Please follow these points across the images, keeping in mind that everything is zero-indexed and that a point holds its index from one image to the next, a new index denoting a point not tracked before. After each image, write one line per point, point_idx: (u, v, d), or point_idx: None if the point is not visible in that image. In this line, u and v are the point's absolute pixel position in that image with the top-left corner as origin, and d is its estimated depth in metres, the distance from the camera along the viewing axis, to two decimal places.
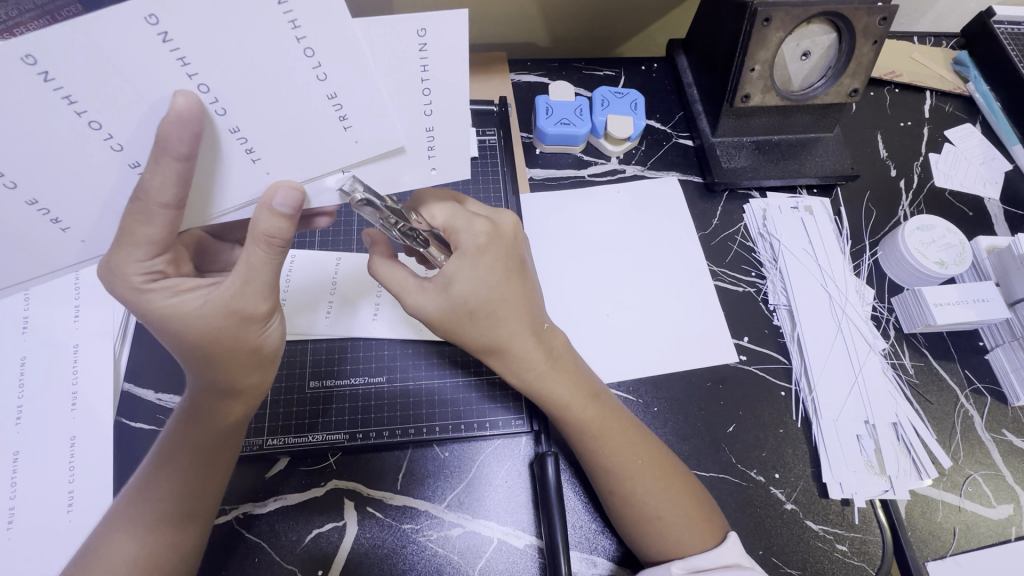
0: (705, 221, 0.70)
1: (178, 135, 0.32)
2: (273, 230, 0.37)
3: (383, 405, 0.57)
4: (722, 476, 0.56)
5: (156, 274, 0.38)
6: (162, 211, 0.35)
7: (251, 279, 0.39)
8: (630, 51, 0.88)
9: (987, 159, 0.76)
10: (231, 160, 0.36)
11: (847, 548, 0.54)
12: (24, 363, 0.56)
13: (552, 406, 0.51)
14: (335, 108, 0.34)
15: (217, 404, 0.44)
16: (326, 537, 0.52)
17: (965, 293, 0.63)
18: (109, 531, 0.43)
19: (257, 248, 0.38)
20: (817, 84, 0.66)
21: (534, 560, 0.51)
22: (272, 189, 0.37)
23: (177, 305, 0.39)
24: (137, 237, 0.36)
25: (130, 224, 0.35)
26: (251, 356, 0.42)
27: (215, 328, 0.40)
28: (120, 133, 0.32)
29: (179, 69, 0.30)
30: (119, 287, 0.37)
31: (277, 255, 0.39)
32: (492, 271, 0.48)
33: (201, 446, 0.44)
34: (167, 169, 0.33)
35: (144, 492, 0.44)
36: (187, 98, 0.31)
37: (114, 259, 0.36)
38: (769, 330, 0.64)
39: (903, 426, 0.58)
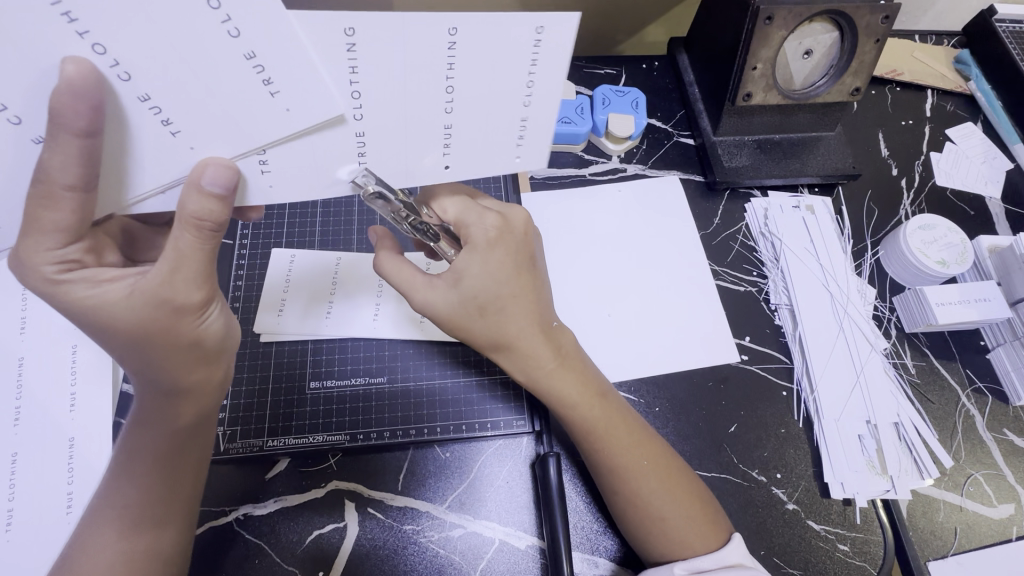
0: (706, 221, 0.70)
1: (74, 108, 0.31)
2: (203, 213, 0.36)
3: (382, 404, 0.56)
4: (723, 476, 0.56)
5: (70, 262, 0.37)
6: (67, 193, 0.33)
7: (179, 265, 0.37)
8: (630, 50, 0.88)
9: (987, 158, 0.76)
10: (148, 135, 0.34)
11: (848, 548, 0.54)
12: (22, 364, 0.55)
13: (559, 406, 0.50)
14: (257, 70, 0.33)
15: (164, 405, 0.42)
16: (327, 538, 0.51)
17: (966, 293, 0.63)
18: (86, 535, 0.43)
19: (184, 232, 0.36)
20: (818, 82, 0.66)
21: (535, 561, 0.51)
22: (201, 166, 0.36)
23: (96, 295, 0.37)
24: (43, 225, 0.34)
25: (34, 211, 0.34)
26: (192, 350, 0.40)
27: (143, 321, 0.38)
28: (16, 105, 0.31)
29: (67, 27, 0.29)
30: (31, 278, 0.36)
31: (210, 241, 0.38)
32: (503, 266, 0.48)
33: (154, 452, 0.43)
34: (67, 146, 0.32)
35: (116, 496, 0.43)
36: (78, 64, 0.30)
37: (22, 247, 0.35)
38: (771, 329, 0.64)
39: (905, 426, 0.58)
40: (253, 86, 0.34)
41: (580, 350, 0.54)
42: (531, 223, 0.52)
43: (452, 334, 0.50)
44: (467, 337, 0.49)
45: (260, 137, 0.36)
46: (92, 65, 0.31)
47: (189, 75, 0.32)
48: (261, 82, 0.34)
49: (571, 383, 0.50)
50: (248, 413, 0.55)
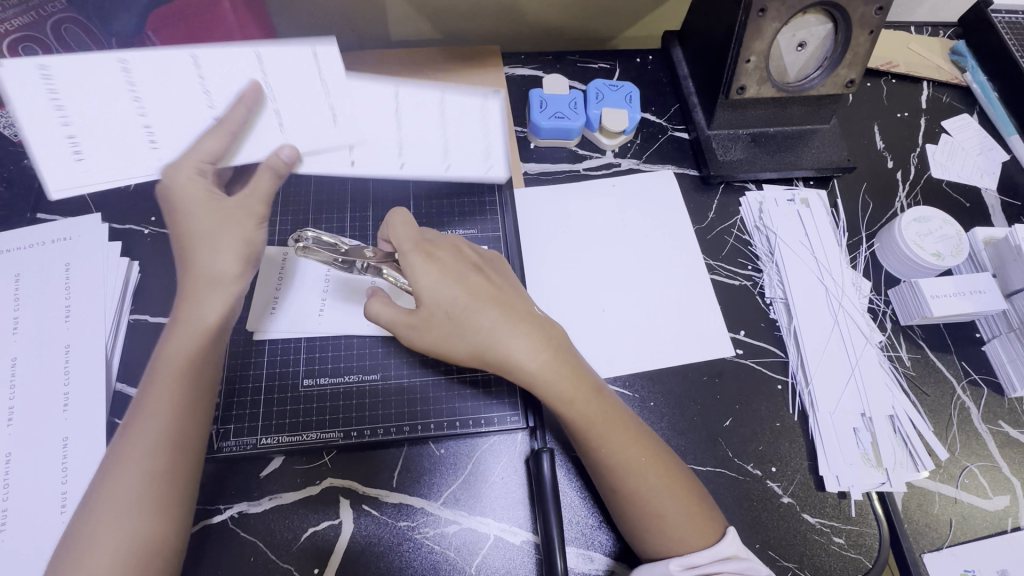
0: (701, 215, 0.70)
1: (235, 111, 0.51)
2: (272, 168, 0.54)
3: (374, 400, 0.56)
4: (718, 470, 0.56)
5: (195, 186, 0.50)
6: (220, 137, 0.51)
7: (258, 186, 0.53)
8: (626, 44, 0.87)
9: (984, 149, 0.76)
10: (264, 127, 0.54)
11: (843, 541, 0.54)
12: (15, 364, 0.55)
13: (555, 406, 0.50)
14: None
15: (194, 309, 0.50)
16: (322, 535, 0.51)
17: (962, 284, 0.62)
18: (110, 475, 0.45)
19: (261, 176, 0.53)
20: (813, 75, 0.66)
21: (531, 557, 0.51)
22: (280, 145, 0.55)
23: (192, 195, 0.50)
24: (199, 160, 0.51)
25: (198, 151, 0.51)
26: (243, 248, 0.51)
27: (222, 225, 0.51)
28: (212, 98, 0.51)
29: (257, 70, 0.51)
30: (168, 174, 0.50)
31: (276, 178, 0.54)
32: (446, 271, 0.52)
33: (177, 358, 0.48)
34: (236, 115, 0.51)
35: (131, 430, 0.46)
36: (254, 86, 0.51)
37: (176, 173, 0.51)
38: (766, 323, 0.64)
39: (899, 418, 0.58)
40: (323, 116, 0.56)
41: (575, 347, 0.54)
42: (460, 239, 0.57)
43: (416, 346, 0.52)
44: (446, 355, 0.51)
45: None
46: (261, 85, 0.51)
47: None
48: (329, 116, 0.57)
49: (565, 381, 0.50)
50: (242, 413, 0.55)
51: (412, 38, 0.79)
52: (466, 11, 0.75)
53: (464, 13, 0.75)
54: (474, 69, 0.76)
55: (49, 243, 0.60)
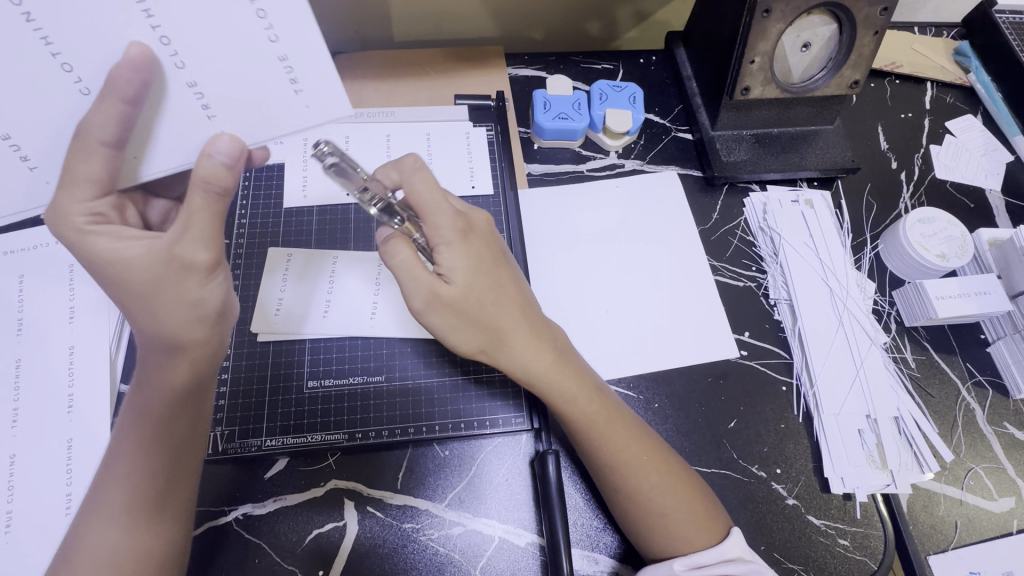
0: (705, 216, 0.70)
1: (128, 80, 0.35)
2: (211, 177, 0.38)
3: (379, 402, 0.56)
4: (723, 472, 0.56)
5: (99, 215, 0.40)
6: (99, 147, 0.37)
7: (189, 225, 0.39)
8: (629, 44, 0.87)
9: (987, 150, 0.76)
10: (183, 114, 0.38)
11: (849, 543, 0.54)
12: (19, 366, 0.55)
13: (556, 404, 0.50)
14: (286, 71, 0.38)
15: (161, 362, 0.43)
16: (326, 536, 0.51)
17: (966, 286, 0.62)
18: (86, 523, 0.43)
19: (192, 193, 0.38)
20: (817, 75, 0.65)
21: (535, 558, 0.51)
22: (213, 138, 0.38)
23: (119, 249, 0.40)
24: (79, 176, 0.38)
25: (71, 164, 0.37)
26: (189, 311, 0.41)
27: (155, 275, 0.40)
28: (88, 78, 0.36)
29: (142, 19, 0.34)
30: (62, 226, 0.39)
31: (218, 203, 0.39)
32: (478, 256, 0.48)
33: (150, 417, 0.44)
34: (110, 109, 0.35)
35: (110, 464, 0.44)
36: (140, 47, 0.35)
37: (59, 199, 0.38)
38: (770, 324, 0.64)
39: (904, 420, 0.58)
40: (280, 82, 0.38)
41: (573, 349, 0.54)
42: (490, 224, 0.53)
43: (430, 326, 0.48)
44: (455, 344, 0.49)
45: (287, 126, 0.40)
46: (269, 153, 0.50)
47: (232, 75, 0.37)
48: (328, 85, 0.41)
49: (567, 379, 0.50)
50: (247, 414, 0.55)
51: (415, 39, 0.79)
52: (469, 13, 0.75)
53: (468, 14, 0.75)
54: (477, 70, 0.76)
55: (52, 244, 0.60)
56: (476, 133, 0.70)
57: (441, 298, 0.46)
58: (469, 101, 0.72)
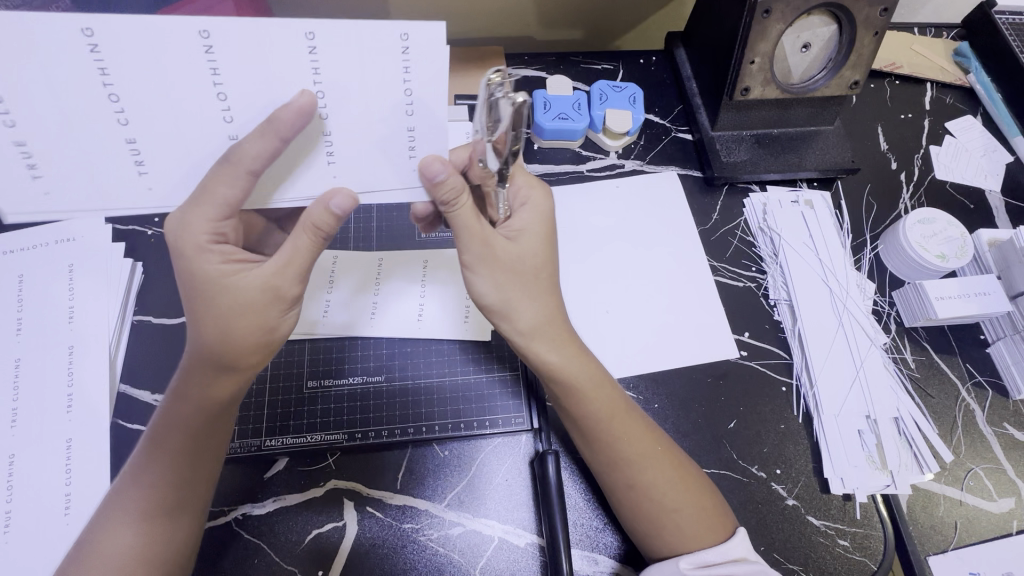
0: (704, 216, 0.70)
1: (291, 122, 0.37)
2: (322, 224, 0.41)
3: (380, 402, 0.56)
4: (722, 472, 0.56)
5: (220, 236, 0.41)
6: (246, 176, 0.38)
7: (291, 263, 0.42)
8: (629, 44, 0.87)
9: (987, 150, 0.76)
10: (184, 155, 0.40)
11: (849, 543, 0.54)
12: (19, 365, 0.55)
13: (570, 395, 0.49)
14: (407, 115, 0.40)
15: (207, 381, 0.43)
16: (325, 537, 0.51)
17: (966, 286, 0.62)
18: (106, 523, 0.43)
19: (303, 235, 0.42)
20: (817, 75, 0.65)
21: (535, 558, 0.51)
22: (333, 191, 0.42)
23: (224, 273, 0.41)
24: (213, 197, 0.39)
25: (212, 184, 0.39)
26: (260, 340, 0.43)
27: (250, 304, 0.41)
28: (237, 110, 0.39)
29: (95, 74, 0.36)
30: (187, 243, 0.40)
31: (319, 246, 0.43)
32: (540, 236, 0.49)
33: (185, 427, 0.44)
34: (268, 144, 0.38)
35: (139, 470, 0.44)
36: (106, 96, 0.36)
37: (188, 214, 0.40)
38: (770, 325, 0.64)
39: (904, 420, 0.58)
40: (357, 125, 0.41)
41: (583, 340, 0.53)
42: None
43: (474, 278, 0.47)
44: (508, 299, 0.47)
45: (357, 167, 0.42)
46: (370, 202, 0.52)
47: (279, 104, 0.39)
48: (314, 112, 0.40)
49: (587, 371, 0.50)
50: (246, 413, 0.55)
51: None
52: (470, 13, 0.75)
53: (468, 14, 0.75)
54: (478, 70, 0.76)
55: (51, 243, 0.60)
56: None
57: (496, 254, 0.46)
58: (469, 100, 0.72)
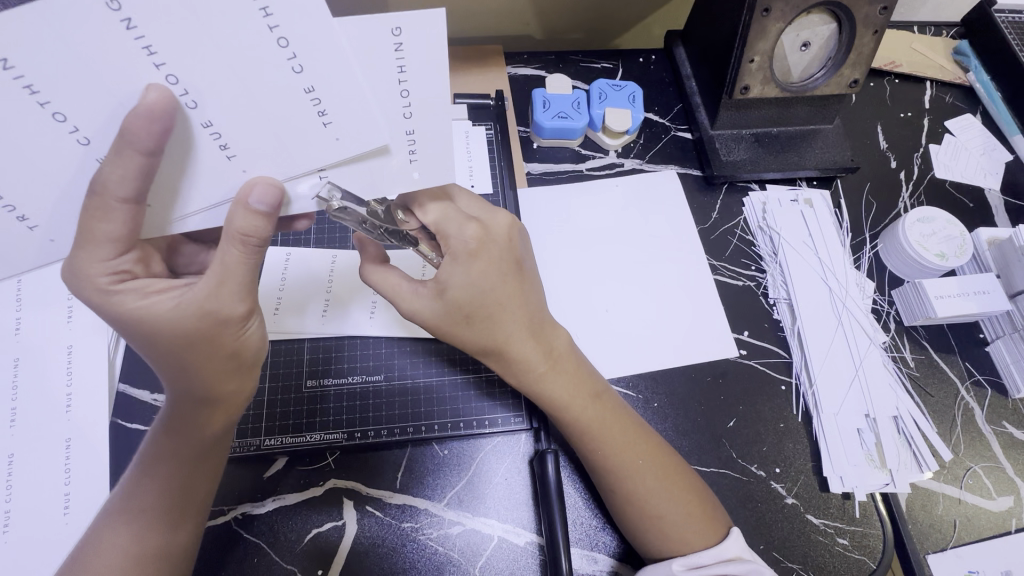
0: (704, 215, 0.70)
1: (146, 129, 0.31)
2: (249, 229, 0.36)
3: (379, 401, 0.56)
4: (721, 471, 0.56)
5: (122, 274, 0.37)
6: (121, 205, 0.34)
7: (225, 279, 0.38)
8: (628, 43, 0.87)
9: (987, 149, 0.76)
10: (206, 158, 0.35)
11: (848, 542, 0.54)
12: (17, 365, 0.55)
13: (551, 408, 0.50)
14: (313, 103, 0.33)
15: (197, 413, 0.43)
16: (326, 536, 0.51)
17: (965, 285, 0.62)
18: (98, 537, 0.43)
19: (231, 247, 0.37)
20: (816, 74, 0.65)
21: (535, 558, 0.51)
22: (249, 185, 0.36)
23: (146, 307, 0.38)
24: (97, 236, 0.35)
25: (87, 222, 0.34)
26: (229, 360, 0.41)
27: (191, 330, 0.38)
28: (86, 126, 0.31)
29: (145, 59, 0.29)
30: (85, 288, 0.36)
31: (255, 255, 0.38)
32: (487, 271, 0.48)
33: (176, 457, 0.43)
34: (129, 162, 0.32)
35: (131, 498, 0.43)
36: (159, 92, 0.30)
37: (78, 258, 0.35)
38: (769, 324, 0.64)
39: (904, 419, 0.58)
40: (307, 115, 0.34)
41: (574, 346, 0.53)
42: (516, 228, 0.52)
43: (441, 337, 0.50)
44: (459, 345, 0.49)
45: (314, 160, 0.36)
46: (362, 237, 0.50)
47: (252, 105, 0.32)
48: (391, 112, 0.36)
49: (564, 384, 0.50)
50: (245, 413, 0.54)
51: None
52: (469, 12, 0.75)
53: (467, 14, 0.75)
54: (477, 69, 0.76)
55: None
56: (475, 132, 0.70)
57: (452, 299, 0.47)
58: (467, 98, 0.72)
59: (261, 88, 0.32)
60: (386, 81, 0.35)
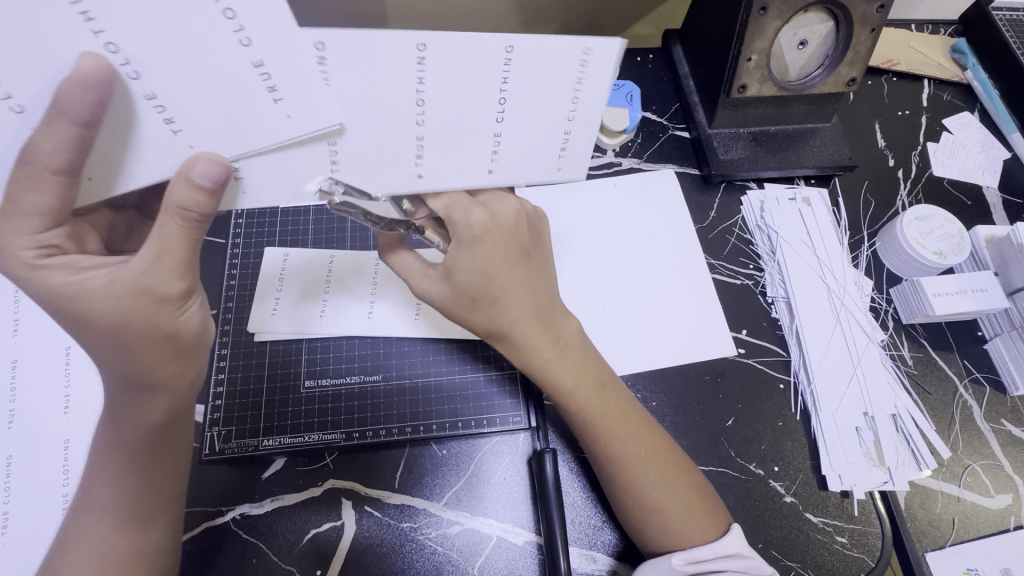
0: (703, 214, 0.70)
1: (79, 98, 0.32)
2: (188, 203, 0.36)
3: (377, 401, 0.56)
4: (721, 470, 0.56)
5: (51, 248, 0.37)
6: (51, 176, 0.34)
7: (163, 253, 0.38)
8: (626, 42, 0.87)
9: (985, 147, 0.76)
10: (151, 133, 0.36)
11: (847, 540, 0.54)
12: (15, 367, 0.55)
13: (559, 393, 0.50)
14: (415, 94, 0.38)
15: (132, 400, 0.42)
16: (325, 536, 0.51)
17: (964, 283, 0.62)
18: (71, 536, 0.43)
19: (169, 220, 0.37)
20: (814, 74, 0.66)
21: (534, 557, 0.51)
22: (193, 160, 0.37)
23: (74, 283, 0.37)
24: (23, 207, 0.35)
25: (15, 191, 0.35)
26: (168, 342, 0.40)
27: (123, 309, 0.38)
28: (76, 104, 0.32)
29: (127, 41, 0.32)
30: (10, 262, 0.36)
31: (195, 229, 0.38)
32: (492, 256, 0.47)
33: (129, 447, 0.43)
34: (62, 131, 0.33)
35: (90, 494, 0.43)
36: (94, 59, 0.32)
37: (1, 229, 0.36)
38: (768, 323, 0.64)
39: (902, 417, 0.58)
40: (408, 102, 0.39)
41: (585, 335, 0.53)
42: (527, 218, 0.50)
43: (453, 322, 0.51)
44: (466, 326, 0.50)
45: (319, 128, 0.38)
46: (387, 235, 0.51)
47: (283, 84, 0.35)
48: (497, 111, 0.41)
49: (572, 371, 0.50)
50: (243, 413, 0.55)
51: None
52: (465, 12, 0.75)
53: (463, 13, 0.75)
54: None
55: None
56: None
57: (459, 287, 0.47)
58: None
59: (283, 81, 0.34)
60: (567, 97, 0.42)
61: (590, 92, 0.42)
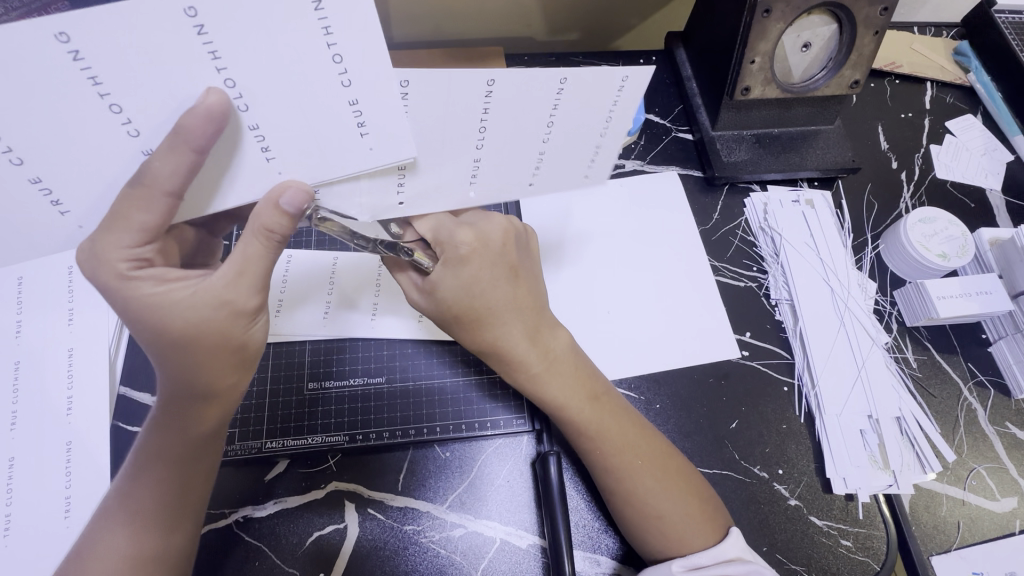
0: (705, 216, 0.70)
1: (201, 129, 0.32)
2: (273, 225, 0.37)
3: (380, 403, 0.56)
4: (725, 473, 0.56)
5: (143, 260, 0.37)
6: (164, 197, 0.35)
7: (245, 269, 0.39)
8: (628, 45, 0.87)
9: (988, 149, 0.76)
10: (248, 161, 0.36)
11: (851, 544, 0.54)
12: (18, 369, 0.55)
13: (551, 408, 0.50)
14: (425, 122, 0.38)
15: (189, 410, 0.42)
16: (327, 538, 0.51)
17: (968, 285, 0.62)
18: (99, 535, 0.43)
19: (254, 240, 0.38)
20: (817, 75, 0.65)
21: (537, 560, 0.51)
22: (281, 187, 0.37)
23: (161, 295, 0.38)
24: (128, 221, 0.35)
25: (123, 208, 0.35)
26: (232, 353, 0.40)
27: (199, 321, 0.38)
28: (138, 119, 0.33)
29: (208, 63, 0.31)
30: (103, 272, 0.36)
31: (275, 249, 0.39)
32: (481, 276, 0.48)
33: (174, 454, 0.43)
34: (180, 157, 0.33)
35: (127, 499, 0.43)
36: (216, 94, 0.32)
37: (100, 240, 0.36)
38: (771, 325, 0.64)
39: (907, 420, 0.58)
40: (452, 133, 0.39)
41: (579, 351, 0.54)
42: (517, 234, 0.52)
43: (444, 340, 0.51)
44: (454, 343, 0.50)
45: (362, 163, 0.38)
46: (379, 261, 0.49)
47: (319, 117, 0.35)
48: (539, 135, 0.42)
49: (562, 387, 0.50)
50: (246, 415, 0.54)
51: (414, 40, 0.78)
52: (469, 14, 0.75)
53: (466, 16, 0.75)
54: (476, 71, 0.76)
55: None
56: None
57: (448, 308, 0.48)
58: None
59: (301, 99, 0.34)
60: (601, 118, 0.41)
61: (622, 116, 0.41)
